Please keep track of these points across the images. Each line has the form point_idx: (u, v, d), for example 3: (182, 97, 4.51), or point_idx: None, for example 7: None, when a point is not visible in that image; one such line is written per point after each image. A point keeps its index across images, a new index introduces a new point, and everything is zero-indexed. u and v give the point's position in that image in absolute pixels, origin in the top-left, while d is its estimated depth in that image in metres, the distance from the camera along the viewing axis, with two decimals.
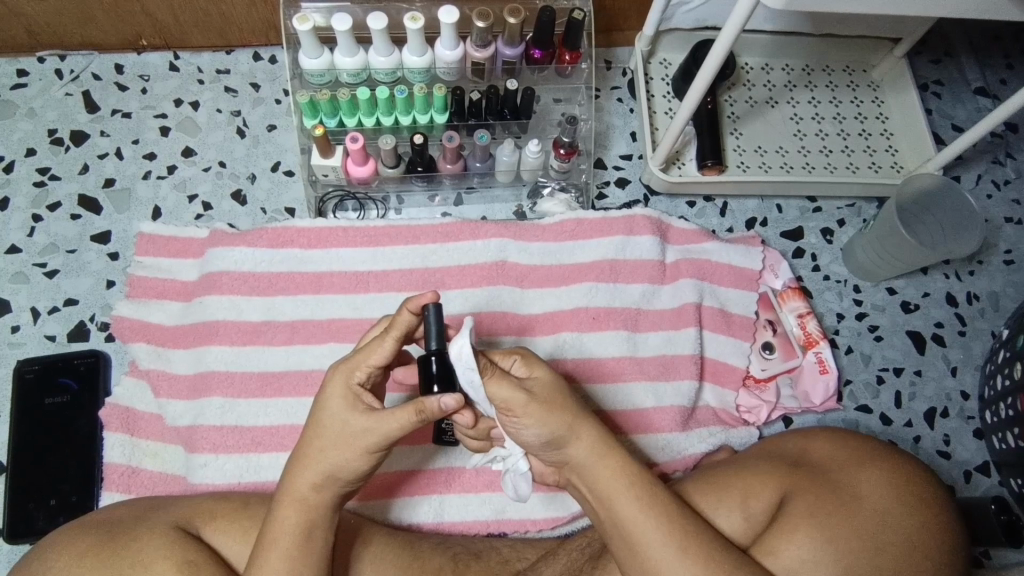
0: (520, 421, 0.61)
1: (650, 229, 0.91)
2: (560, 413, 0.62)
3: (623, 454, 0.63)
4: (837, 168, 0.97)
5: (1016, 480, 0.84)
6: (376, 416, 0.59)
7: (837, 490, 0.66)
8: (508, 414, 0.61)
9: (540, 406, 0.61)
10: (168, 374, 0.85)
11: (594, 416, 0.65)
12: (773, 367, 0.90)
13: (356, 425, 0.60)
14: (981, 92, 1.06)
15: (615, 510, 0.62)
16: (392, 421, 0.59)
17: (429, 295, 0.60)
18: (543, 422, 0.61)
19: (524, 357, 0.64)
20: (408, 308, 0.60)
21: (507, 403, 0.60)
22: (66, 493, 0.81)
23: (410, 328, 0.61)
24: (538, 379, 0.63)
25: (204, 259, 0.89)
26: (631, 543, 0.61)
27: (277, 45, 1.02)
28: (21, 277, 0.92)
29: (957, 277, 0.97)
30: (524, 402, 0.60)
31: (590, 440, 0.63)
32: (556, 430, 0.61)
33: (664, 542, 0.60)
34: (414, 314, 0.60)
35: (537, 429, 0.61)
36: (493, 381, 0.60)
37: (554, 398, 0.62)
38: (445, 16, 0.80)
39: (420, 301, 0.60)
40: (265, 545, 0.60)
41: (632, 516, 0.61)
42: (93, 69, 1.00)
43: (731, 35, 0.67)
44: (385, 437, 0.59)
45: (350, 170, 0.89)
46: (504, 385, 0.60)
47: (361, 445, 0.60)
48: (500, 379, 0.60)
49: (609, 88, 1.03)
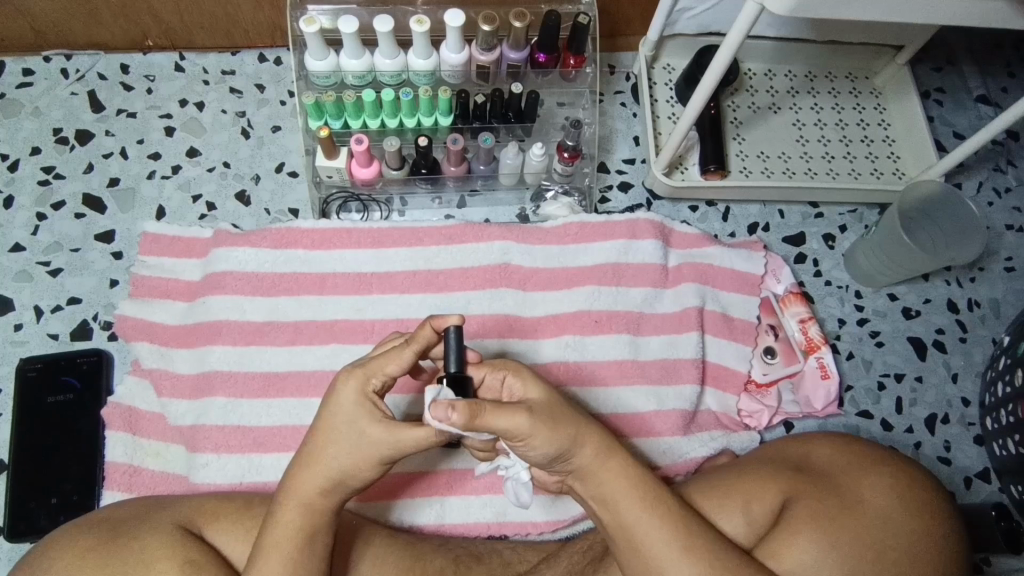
0: (524, 444, 0.59)
1: (653, 233, 0.91)
2: (564, 430, 0.60)
3: (626, 456, 0.63)
4: (840, 174, 0.98)
5: (1016, 487, 0.84)
6: (395, 429, 0.60)
7: (838, 494, 0.66)
8: (514, 440, 0.58)
9: (545, 424, 0.59)
10: (170, 374, 0.85)
11: (595, 423, 0.64)
12: (774, 373, 0.90)
13: (372, 434, 0.60)
14: (982, 100, 1.06)
15: (621, 512, 0.61)
16: (411, 435, 0.59)
17: (456, 317, 0.61)
18: (550, 440, 0.59)
19: (514, 370, 0.63)
20: (431, 326, 0.61)
21: (510, 431, 0.57)
22: (67, 493, 0.81)
23: (429, 345, 0.62)
24: (536, 398, 0.62)
25: (207, 260, 0.89)
26: (635, 544, 0.61)
27: (283, 46, 1.03)
28: (23, 275, 0.92)
29: (958, 284, 0.97)
30: (529, 426, 0.57)
31: (595, 446, 0.62)
32: (562, 445, 0.60)
33: (668, 542, 0.60)
34: (435, 331, 0.62)
35: (545, 448, 0.59)
36: (489, 415, 0.56)
37: (556, 413, 0.60)
38: (451, 20, 0.81)
39: (445, 322, 0.61)
40: (266, 547, 0.60)
41: (637, 517, 0.61)
42: (100, 68, 1.00)
43: (736, 42, 0.67)
44: (400, 450, 0.60)
45: (354, 171, 0.89)
46: (501, 414, 0.56)
47: (375, 455, 0.60)
48: (495, 411, 0.56)
49: (613, 93, 1.04)
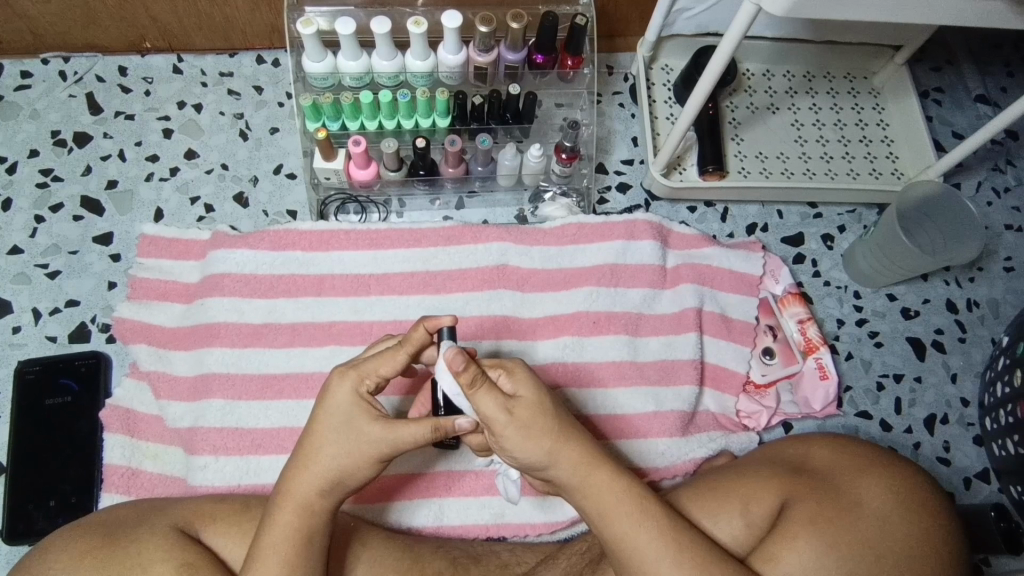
0: (504, 440, 0.61)
1: (651, 234, 0.91)
2: (540, 437, 0.60)
3: (612, 468, 0.63)
4: (838, 174, 0.97)
5: (1016, 487, 0.84)
6: (393, 426, 0.61)
7: (836, 497, 0.66)
8: (489, 429, 0.61)
9: (519, 431, 0.60)
10: (168, 376, 0.85)
11: (580, 432, 0.63)
12: (773, 373, 0.90)
13: (370, 433, 0.61)
14: (981, 100, 1.06)
15: (607, 525, 0.61)
16: (408, 432, 0.61)
17: (449, 319, 0.63)
18: (522, 446, 0.60)
19: (511, 370, 0.63)
20: (425, 327, 0.63)
21: (489, 419, 0.60)
22: (65, 494, 0.81)
23: (422, 346, 0.63)
24: (525, 397, 0.61)
25: (205, 261, 0.89)
26: (623, 557, 0.61)
27: (281, 48, 1.03)
28: (22, 277, 0.92)
29: (957, 284, 0.97)
30: (504, 420, 0.60)
31: (577, 457, 0.62)
32: (534, 454, 0.61)
33: (656, 556, 0.60)
34: (429, 332, 0.63)
35: (517, 451, 0.61)
36: (480, 394, 0.59)
37: (536, 421, 0.61)
38: (448, 21, 0.81)
39: (438, 323, 0.63)
40: (263, 548, 0.60)
41: (623, 529, 0.61)
42: (97, 70, 1.00)
43: (734, 40, 0.67)
44: (398, 446, 0.61)
45: (352, 172, 0.89)
46: (489, 400, 0.59)
47: (374, 453, 0.61)
48: (487, 393, 0.59)
49: (611, 93, 1.04)
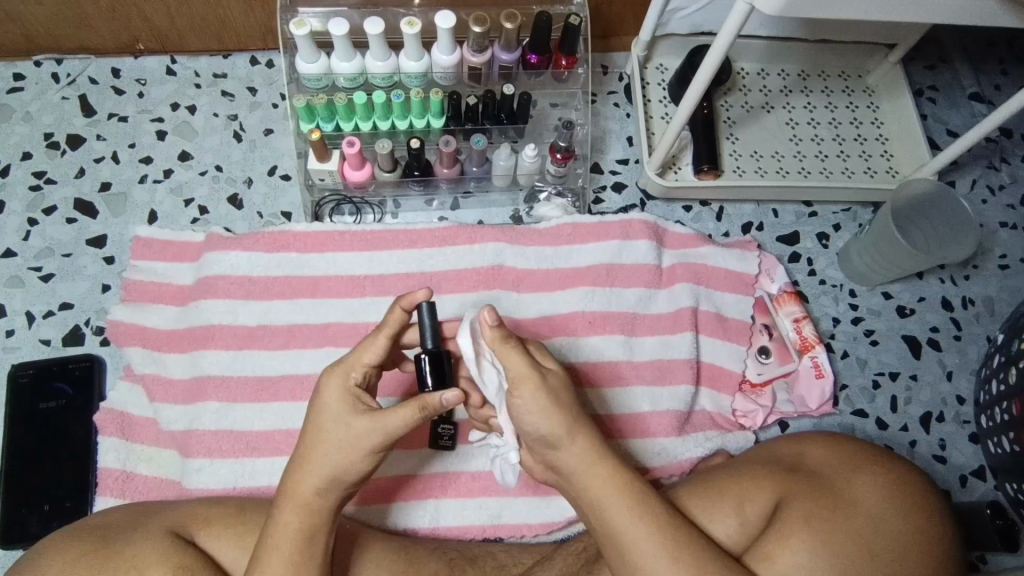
0: (530, 399, 0.62)
1: (647, 234, 0.91)
2: (561, 411, 0.62)
3: (614, 463, 0.63)
4: (832, 172, 0.97)
5: (1011, 485, 0.84)
6: (382, 416, 0.60)
7: (832, 495, 0.66)
8: (515, 389, 0.62)
9: (551, 396, 0.62)
10: (162, 379, 0.85)
11: (589, 421, 0.64)
12: (768, 372, 0.89)
13: (359, 426, 0.60)
14: (976, 98, 1.06)
15: (606, 517, 0.61)
16: (397, 418, 0.60)
17: (423, 293, 0.65)
18: (547, 411, 0.62)
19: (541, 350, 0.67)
20: (401, 306, 0.65)
21: (518, 376, 0.62)
22: (60, 499, 0.81)
23: (400, 326, 0.64)
24: (553, 370, 0.65)
25: (200, 263, 0.89)
26: (622, 550, 0.60)
27: (275, 49, 1.03)
28: (15, 280, 0.91)
29: (952, 282, 0.97)
30: (534, 378, 0.62)
31: (584, 447, 0.63)
32: (557, 424, 0.62)
33: (654, 551, 0.59)
34: (406, 311, 0.65)
35: (540, 416, 0.62)
36: (514, 350, 0.62)
37: (562, 393, 0.63)
38: (442, 22, 0.81)
39: (414, 299, 0.65)
40: (267, 549, 0.59)
41: (621, 523, 0.61)
42: (90, 73, 1.00)
43: (728, 38, 0.67)
44: (390, 435, 0.60)
45: (346, 173, 0.88)
46: (524, 357, 0.62)
47: (366, 446, 0.60)
48: (522, 352, 0.62)
49: (606, 93, 1.03)
